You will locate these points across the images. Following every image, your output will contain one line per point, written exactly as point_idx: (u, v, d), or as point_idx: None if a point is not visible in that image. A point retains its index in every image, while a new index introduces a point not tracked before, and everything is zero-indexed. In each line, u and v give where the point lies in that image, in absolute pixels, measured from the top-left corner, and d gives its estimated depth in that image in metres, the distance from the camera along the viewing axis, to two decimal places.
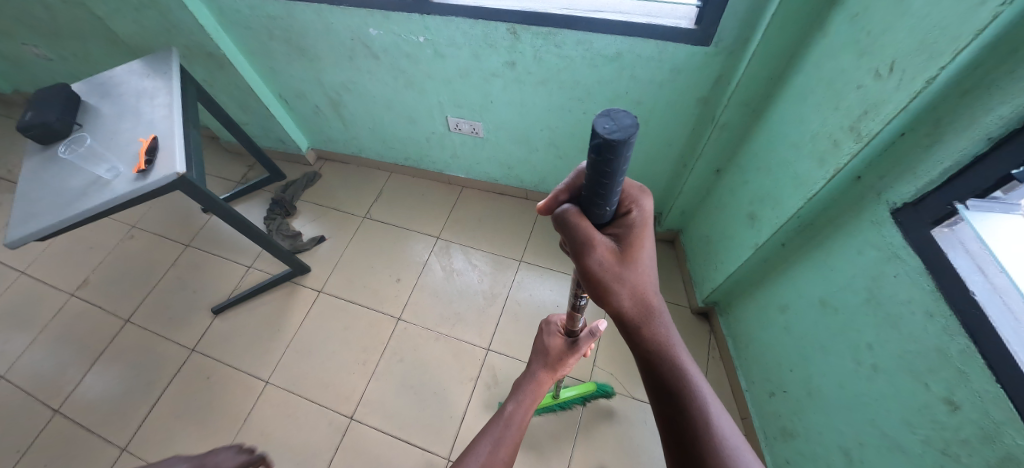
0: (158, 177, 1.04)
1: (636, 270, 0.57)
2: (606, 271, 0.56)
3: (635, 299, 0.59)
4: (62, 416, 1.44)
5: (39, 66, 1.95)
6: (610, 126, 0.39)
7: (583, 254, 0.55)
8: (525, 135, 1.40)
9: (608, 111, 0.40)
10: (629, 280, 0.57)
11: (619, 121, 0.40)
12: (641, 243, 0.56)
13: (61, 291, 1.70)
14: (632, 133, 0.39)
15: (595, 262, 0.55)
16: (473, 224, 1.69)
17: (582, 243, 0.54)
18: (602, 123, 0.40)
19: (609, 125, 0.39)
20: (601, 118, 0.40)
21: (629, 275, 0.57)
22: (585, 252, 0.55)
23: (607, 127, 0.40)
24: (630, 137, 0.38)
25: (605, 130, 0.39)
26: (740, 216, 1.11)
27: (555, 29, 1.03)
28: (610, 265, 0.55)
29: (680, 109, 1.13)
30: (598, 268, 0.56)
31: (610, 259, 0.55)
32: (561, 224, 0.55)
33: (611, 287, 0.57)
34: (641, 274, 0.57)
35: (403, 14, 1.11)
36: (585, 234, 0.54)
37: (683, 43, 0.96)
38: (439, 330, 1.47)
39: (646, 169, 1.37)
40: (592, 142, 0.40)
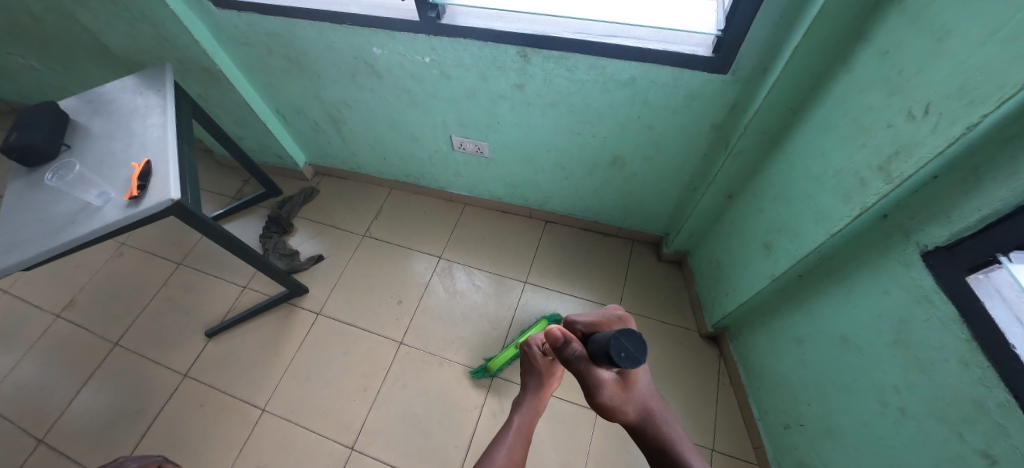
0: (151, 204, 0.98)
1: (637, 389, 0.61)
2: (614, 400, 0.60)
3: (641, 412, 0.61)
4: (46, 446, 1.37)
5: (27, 77, 1.89)
6: (624, 348, 0.49)
7: (592, 389, 0.59)
8: (532, 156, 1.36)
9: (619, 335, 0.50)
10: (632, 399, 0.61)
11: (632, 342, 0.50)
12: (635, 366, 0.62)
13: (47, 312, 1.63)
14: (643, 358, 0.49)
15: (604, 394, 0.59)
16: (477, 243, 1.65)
17: (591, 380, 0.59)
18: (616, 346, 0.50)
19: (624, 350, 0.49)
20: (616, 342, 0.50)
21: (632, 396, 0.61)
22: (593, 389, 0.59)
23: (620, 350, 0.49)
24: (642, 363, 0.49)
25: (620, 355, 0.49)
26: (755, 244, 1.08)
27: (567, 53, 1.00)
28: (616, 393, 0.60)
29: (694, 134, 1.11)
30: (607, 398, 0.59)
31: (615, 390, 0.60)
32: (575, 361, 0.60)
33: (618, 409, 0.61)
34: (641, 389, 0.62)
35: (409, 34, 1.07)
36: (593, 372, 0.59)
37: (700, 71, 0.94)
38: (443, 355, 1.42)
39: (655, 191, 1.34)
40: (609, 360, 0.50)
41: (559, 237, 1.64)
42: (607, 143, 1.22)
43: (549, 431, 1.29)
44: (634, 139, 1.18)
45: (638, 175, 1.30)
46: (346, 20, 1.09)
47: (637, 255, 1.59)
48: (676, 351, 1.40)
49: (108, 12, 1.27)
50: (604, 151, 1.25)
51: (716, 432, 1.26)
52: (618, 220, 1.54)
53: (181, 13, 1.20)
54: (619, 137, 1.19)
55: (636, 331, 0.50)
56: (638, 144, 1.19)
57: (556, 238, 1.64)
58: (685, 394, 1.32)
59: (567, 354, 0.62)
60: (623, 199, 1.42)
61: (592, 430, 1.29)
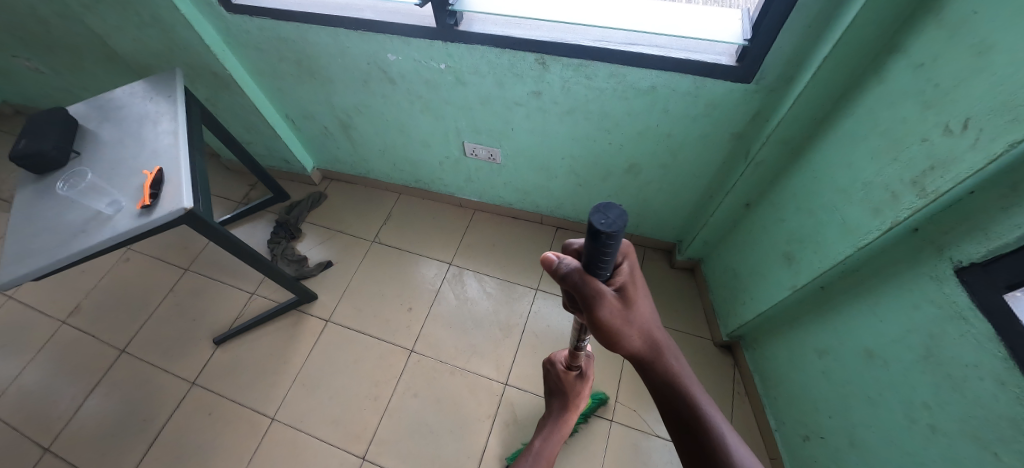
0: (164, 213, 0.97)
1: (639, 311, 0.58)
2: (614, 317, 0.56)
3: (645, 338, 0.59)
4: (52, 455, 1.35)
5: (32, 78, 1.87)
6: (605, 218, 0.46)
7: (591, 304, 0.55)
8: (545, 162, 1.35)
9: (598, 205, 0.46)
10: (635, 321, 0.57)
11: (613, 213, 0.46)
12: (635, 285, 0.58)
13: (52, 318, 1.61)
14: (622, 221, 0.44)
15: (605, 310, 0.55)
16: (487, 250, 1.64)
17: (588, 291, 0.54)
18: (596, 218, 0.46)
19: (604, 218, 0.45)
20: (595, 212, 0.46)
21: (634, 317, 0.57)
22: (594, 306, 0.54)
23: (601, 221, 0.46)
24: (622, 225, 0.44)
25: (600, 224, 0.45)
26: (774, 254, 1.07)
27: (586, 61, 0.98)
28: (617, 311, 0.56)
29: (713, 143, 1.09)
30: (608, 315, 0.55)
31: (616, 306, 0.56)
32: (570, 272, 0.54)
33: (619, 331, 0.57)
34: (643, 314, 0.59)
35: (425, 40, 1.06)
36: (591, 281, 0.53)
37: (724, 80, 0.93)
38: (454, 363, 1.41)
39: (670, 199, 1.33)
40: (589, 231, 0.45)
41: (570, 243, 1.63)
42: (623, 151, 1.21)
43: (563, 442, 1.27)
44: (651, 147, 1.16)
45: (653, 183, 1.29)
46: (361, 26, 1.08)
47: (649, 262, 1.57)
48: (690, 360, 1.39)
49: (117, 15, 1.25)
50: (619, 159, 1.24)
51: None
52: (631, 227, 1.52)
53: (193, 18, 1.18)
54: (635, 145, 1.17)
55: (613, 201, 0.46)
56: (654, 152, 1.18)
57: None
58: None
59: (562, 270, 0.54)
60: (637, 206, 1.41)
61: (606, 441, 1.28)
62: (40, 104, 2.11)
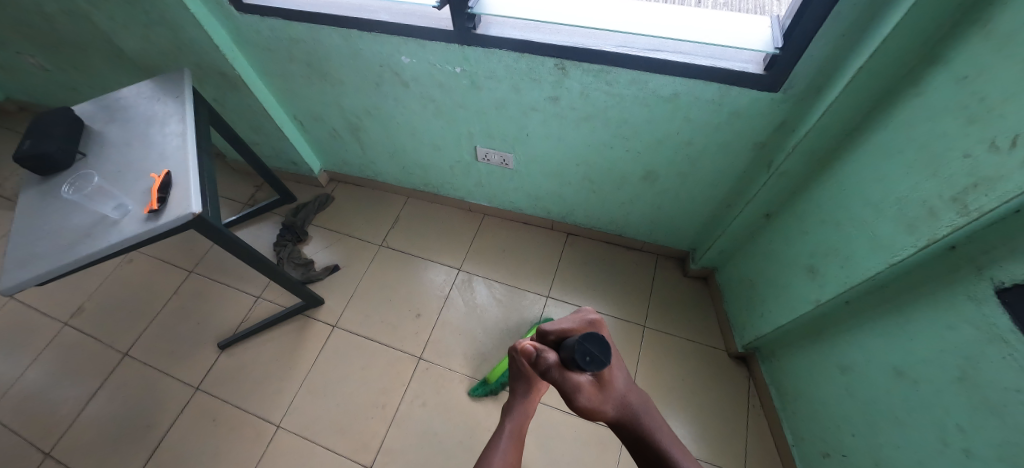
0: (172, 218, 0.94)
1: (616, 388, 0.55)
2: (592, 402, 0.53)
3: (625, 413, 0.55)
4: (54, 460, 1.33)
5: (38, 75, 1.85)
6: (589, 353, 0.49)
7: (568, 396, 0.52)
8: (559, 168, 1.32)
9: (581, 339, 0.49)
10: (612, 399, 0.54)
11: (594, 345, 0.50)
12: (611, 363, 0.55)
13: (54, 320, 1.58)
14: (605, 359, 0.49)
15: (582, 398, 0.52)
16: (497, 255, 1.61)
17: (566, 385, 0.52)
18: (580, 351, 0.49)
19: (587, 353, 0.49)
20: (581, 346, 0.49)
21: (610, 395, 0.54)
22: (569, 395, 0.52)
23: (584, 355, 0.49)
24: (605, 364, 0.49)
25: (585, 359, 0.49)
26: (796, 267, 1.04)
27: (607, 67, 0.96)
28: (595, 396, 0.53)
29: (734, 151, 1.07)
30: (586, 402, 0.52)
31: (593, 392, 0.53)
32: (549, 370, 0.53)
33: (599, 413, 0.54)
34: (620, 389, 0.55)
35: (441, 43, 1.04)
36: (569, 376, 0.52)
37: (750, 89, 0.90)
38: (463, 371, 1.38)
39: (687, 207, 1.30)
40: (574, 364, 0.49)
41: (581, 250, 1.60)
42: (641, 159, 1.18)
43: (575, 454, 1.25)
44: (670, 155, 1.14)
45: (669, 190, 1.26)
46: (375, 28, 1.05)
47: (661, 270, 1.55)
48: (704, 372, 1.36)
49: (124, 13, 1.22)
50: (636, 166, 1.21)
51: (747, 458, 1.22)
52: (644, 234, 1.50)
53: (202, 18, 1.16)
54: (653, 153, 1.15)
55: (598, 334, 0.50)
56: (672, 160, 1.15)
57: (579, 250, 1.60)
58: (715, 417, 1.28)
59: (543, 368, 0.53)
60: (651, 214, 1.38)
61: (618, 453, 1.25)
62: (45, 102, 2.09)
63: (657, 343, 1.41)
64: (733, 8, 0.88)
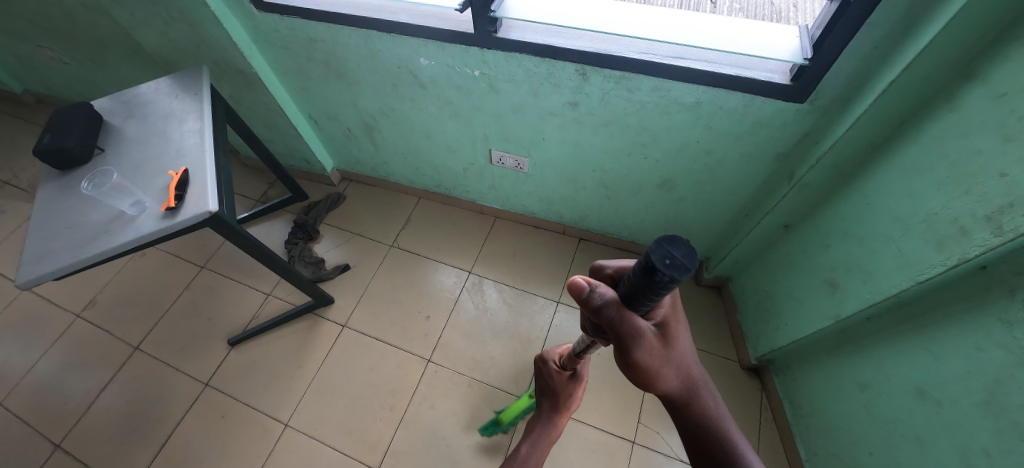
0: (189, 216, 0.94)
1: (675, 350, 0.54)
2: (650, 357, 0.52)
3: (679, 378, 0.54)
4: (63, 451, 1.34)
5: (57, 69, 1.87)
6: (667, 257, 0.41)
7: (626, 343, 0.51)
8: (574, 173, 1.31)
9: (660, 240, 0.41)
10: (670, 361, 0.53)
11: (677, 249, 0.41)
12: (672, 322, 0.55)
13: (67, 311, 1.60)
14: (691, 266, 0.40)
15: (642, 350, 0.51)
16: (508, 259, 1.60)
17: (627, 329, 0.50)
18: (658, 255, 0.41)
19: (667, 256, 0.40)
20: (659, 248, 0.41)
21: (670, 356, 0.53)
22: (630, 342, 0.51)
23: (663, 259, 0.41)
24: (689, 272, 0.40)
25: (665, 264, 0.40)
26: (816, 280, 1.03)
27: (629, 74, 0.95)
28: (655, 350, 0.52)
29: (754, 161, 1.05)
30: (644, 355, 0.52)
31: (652, 345, 0.52)
32: (605, 307, 0.50)
33: (655, 370, 0.53)
34: (680, 353, 0.55)
35: (460, 46, 1.03)
36: (631, 318, 0.50)
37: (775, 99, 0.89)
38: (472, 375, 1.38)
39: (703, 216, 1.29)
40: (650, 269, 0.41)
41: (593, 255, 1.59)
42: (658, 166, 1.17)
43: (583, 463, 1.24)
44: (688, 163, 1.13)
45: (686, 199, 1.25)
46: (395, 29, 1.05)
47: None
48: (716, 383, 1.34)
49: (145, 10, 1.23)
50: (653, 174, 1.20)
51: None
52: None
53: (222, 15, 1.16)
54: (671, 161, 1.14)
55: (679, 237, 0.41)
56: (691, 169, 1.14)
57: (591, 256, 1.59)
58: None
59: (597, 304, 0.50)
60: (666, 222, 1.37)
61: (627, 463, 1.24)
62: (63, 95, 2.11)
63: None
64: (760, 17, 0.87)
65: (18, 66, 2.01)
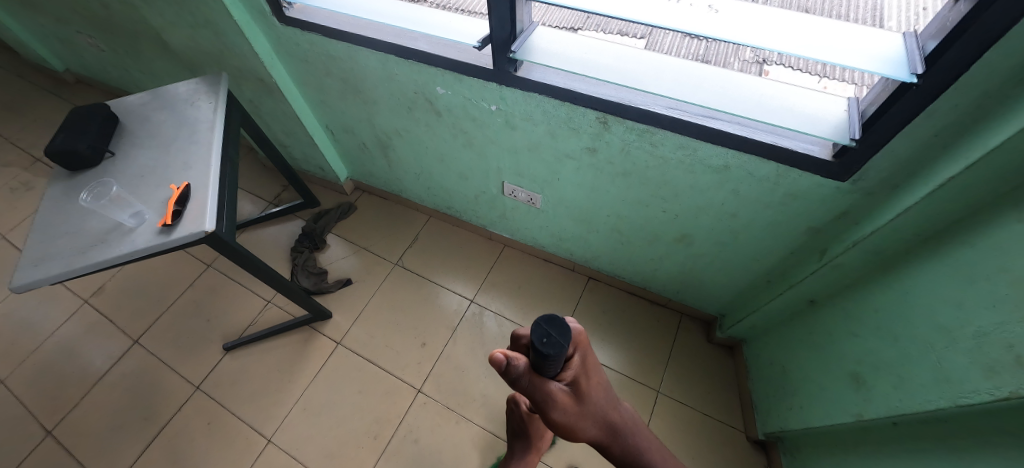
0: (184, 234, 0.92)
1: (594, 400, 0.51)
2: (567, 417, 0.49)
3: (602, 427, 0.51)
4: (52, 440, 1.35)
5: (95, 55, 1.92)
6: (547, 335, 0.45)
7: (541, 407, 0.49)
8: (588, 215, 1.25)
9: (539, 321, 0.45)
10: (589, 413, 0.50)
11: (553, 328, 0.45)
12: (589, 373, 0.52)
13: (76, 296, 1.62)
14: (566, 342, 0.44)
15: (556, 411, 0.49)
16: (513, 291, 1.55)
17: (537, 396, 0.49)
18: (539, 334, 0.45)
19: (545, 336, 0.44)
20: (539, 330, 0.45)
21: (588, 408, 0.50)
22: (542, 408, 0.49)
23: (541, 337, 0.45)
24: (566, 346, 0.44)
25: (542, 344, 0.44)
26: (839, 370, 0.93)
27: (654, 128, 0.88)
28: (570, 408, 0.49)
29: (783, 230, 0.97)
30: (560, 415, 0.49)
31: (568, 405, 0.49)
32: (519, 377, 0.49)
33: (576, 428, 0.50)
34: (598, 401, 0.51)
35: (478, 80, 0.98)
36: (539, 385, 0.48)
37: (813, 173, 0.80)
38: (461, 412, 1.33)
39: (721, 275, 1.20)
40: (534, 352, 0.44)
41: (601, 297, 1.52)
42: (677, 222, 1.09)
43: None
44: (710, 223, 1.05)
45: (705, 256, 1.16)
46: (414, 56, 1.00)
47: (684, 332, 1.45)
48: (718, 453, 1.25)
49: (172, 12, 1.23)
50: (670, 228, 1.12)
51: None
52: (670, 292, 1.40)
53: (245, 25, 1.15)
54: (691, 218, 1.06)
55: (555, 316, 0.45)
56: (712, 229, 1.06)
57: (599, 297, 1.52)
58: None
59: (513, 374, 0.49)
60: (681, 274, 1.29)
61: None
62: (101, 79, 2.17)
63: (671, 411, 1.31)
64: (805, 82, 0.78)
65: (62, 48, 2.08)
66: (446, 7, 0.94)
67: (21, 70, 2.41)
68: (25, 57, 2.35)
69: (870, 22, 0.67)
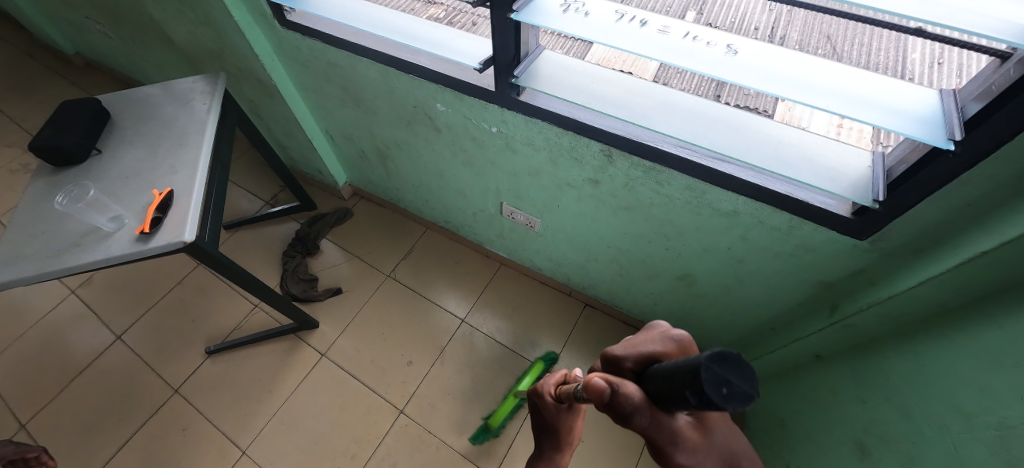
0: (161, 244, 0.88)
1: (719, 435, 0.41)
2: (696, 461, 0.39)
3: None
4: (25, 434, 1.32)
5: (104, 42, 1.91)
6: (725, 382, 0.31)
7: (663, 450, 0.39)
8: (588, 245, 1.20)
9: (710, 362, 0.31)
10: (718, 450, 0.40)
11: (733, 371, 0.31)
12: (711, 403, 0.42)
13: (63, 286, 1.60)
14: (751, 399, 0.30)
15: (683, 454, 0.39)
16: (506, 313, 1.50)
17: (661, 431, 0.39)
18: (712, 380, 0.31)
19: (725, 383, 0.30)
20: (715, 372, 0.31)
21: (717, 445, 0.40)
22: (668, 450, 0.39)
23: (720, 387, 0.30)
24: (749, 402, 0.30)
25: (720, 393, 0.30)
26: (844, 436, 0.87)
27: (661, 166, 0.82)
28: (698, 447, 0.39)
29: (792, 281, 0.91)
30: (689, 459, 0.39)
31: (696, 443, 0.39)
32: (633, 409, 0.39)
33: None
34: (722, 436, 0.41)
35: (480, 101, 0.93)
36: (665, 419, 0.39)
37: (828, 228, 0.74)
38: (443, 437, 1.28)
39: (724, 316, 1.14)
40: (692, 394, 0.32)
41: (596, 325, 1.47)
42: (679, 260, 1.04)
43: None
44: (714, 266, 0.99)
45: (708, 297, 1.11)
46: (415, 71, 0.96)
47: None
48: None
49: (174, 7, 1.20)
50: (672, 266, 1.07)
51: None
52: None
53: (246, 27, 1.11)
54: (695, 259, 1.01)
55: (746, 361, 0.31)
56: (717, 272, 1.01)
57: (594, 325, 1.47)
58: None
59: (624, 407, 0.40)
60: (681, 312, 1.23)
61: None
62: (109, 64, 2.15)
63: None
64: (819, 128, 0.73)
65: (72, 32, 2.07)
66: (452, 22, 0.90)
67: (33, 50, 2.41)
68: (37, 38, 2.34)
69: (893, 53, 0.63)
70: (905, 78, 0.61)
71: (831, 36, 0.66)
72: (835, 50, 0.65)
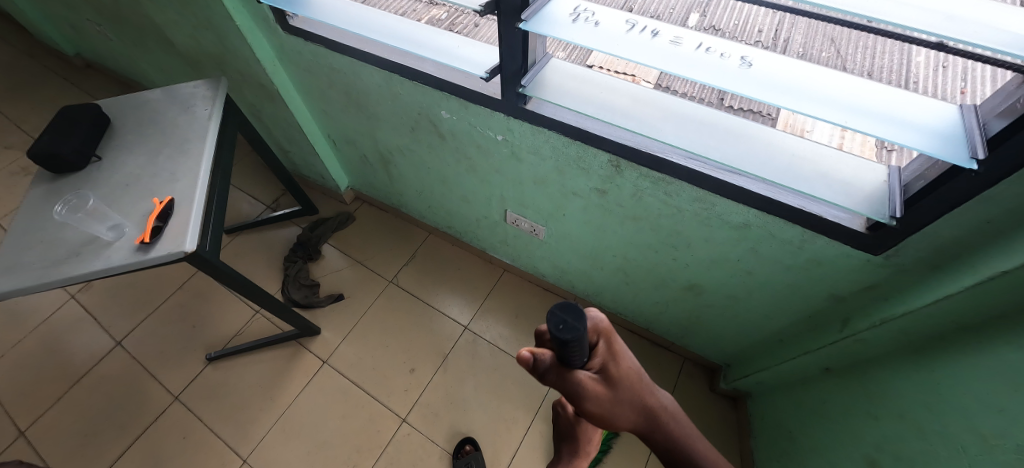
0: (162, 254, 0.86)
1: (626, 385, 0.47)
2: (602, 406, 0.46)
3: (638, 412, 0.47)
4: (23, 441, 1.31)
5: (105, 45, 1.89)
6: (563, 321, 0.39)
7: (572, 399, 0.46)
8: (593, 253, 1.18)
9: (554, 307, 0.39)
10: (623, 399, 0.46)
11: (570, 314, 0.39)
12: (617, 360, 0.48)
13: (63, 290, 1.58)
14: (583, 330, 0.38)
15: (588, 402, 0.45)
16: (510, 320, 1.48)
17: (569, 388, 0.45)
18: (554, 321, 0.39)
19: (561, 321, 0.39)
20: (555, 315, 0.39)
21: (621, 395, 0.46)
22: (575, 399, 0.46)
23: (558, 325, 0.39)
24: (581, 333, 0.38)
25: (558, 329, 0.39)
26: (854, 452, 0.86)
27: (671, 177, 0.81)
28: (603, 397, 0.46)
29: (802, 294, 0.90)
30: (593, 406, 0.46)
31: (601, 394, 0.46)
32: (545, 373, 0.46)
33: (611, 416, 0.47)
34: (628, 385, 0.47)
35: (486, 109, 0.92)
36: (569, 376, 0.45)
37: (841, 242, 0.73)
38: (445, 446, 1.26)
39: (731, 326, 1.13)
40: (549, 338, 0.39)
41: None
42: (687, 271, 1.02)
43: None
44: (723, 276, 0.98)
45: (715, 308, 1.09)
46: (419, 78, 0.94)
47: (686, 378, 1.38)
48: None
49: (175, 11, 1.18)
50: (679, 276, 1.06)
51: None
52: (674, 336, 1.33)
53: (248, 31, 1.10)
54: (703, 270, 0.99)
55: (573, 304, 0.40)
56: (725, 283, 0.99)
57: None
58: None
59: (540, 371, 0.46)
60: (687, 321, 1.22)
61: None
62: (110, 66, 2.14)
63: None
64: (823, 138, 0.73)
65: (73, 34, 2.05)
66: (455, 24, 0.91)
67: (33, 51, 2.39)
68: (38, 39, 2.33)
69: (896, 56, 0.64)
70: (909, 82, 0.62)
71: (835, 39, 0.67)
72: (838, 53, 0.66)
